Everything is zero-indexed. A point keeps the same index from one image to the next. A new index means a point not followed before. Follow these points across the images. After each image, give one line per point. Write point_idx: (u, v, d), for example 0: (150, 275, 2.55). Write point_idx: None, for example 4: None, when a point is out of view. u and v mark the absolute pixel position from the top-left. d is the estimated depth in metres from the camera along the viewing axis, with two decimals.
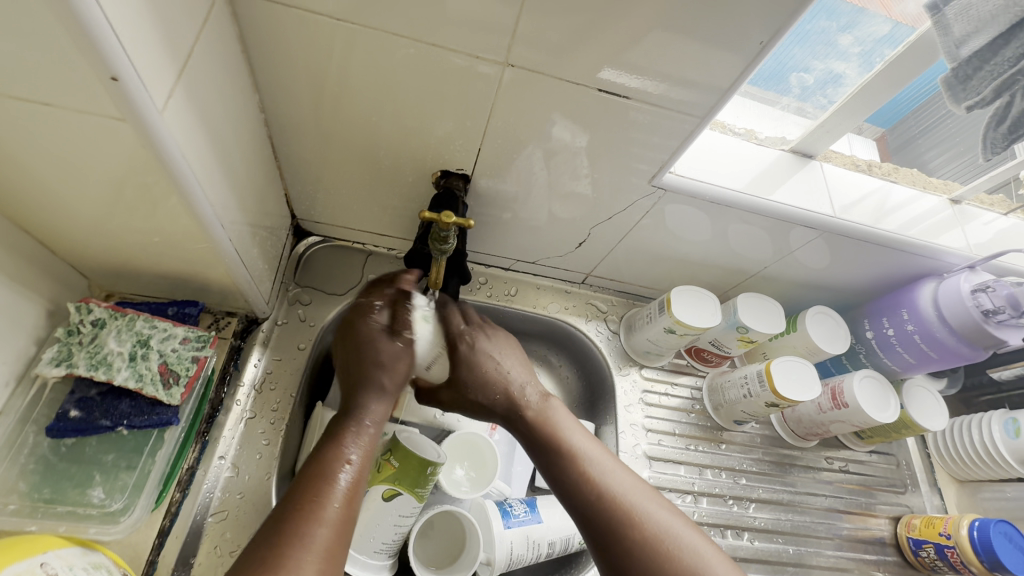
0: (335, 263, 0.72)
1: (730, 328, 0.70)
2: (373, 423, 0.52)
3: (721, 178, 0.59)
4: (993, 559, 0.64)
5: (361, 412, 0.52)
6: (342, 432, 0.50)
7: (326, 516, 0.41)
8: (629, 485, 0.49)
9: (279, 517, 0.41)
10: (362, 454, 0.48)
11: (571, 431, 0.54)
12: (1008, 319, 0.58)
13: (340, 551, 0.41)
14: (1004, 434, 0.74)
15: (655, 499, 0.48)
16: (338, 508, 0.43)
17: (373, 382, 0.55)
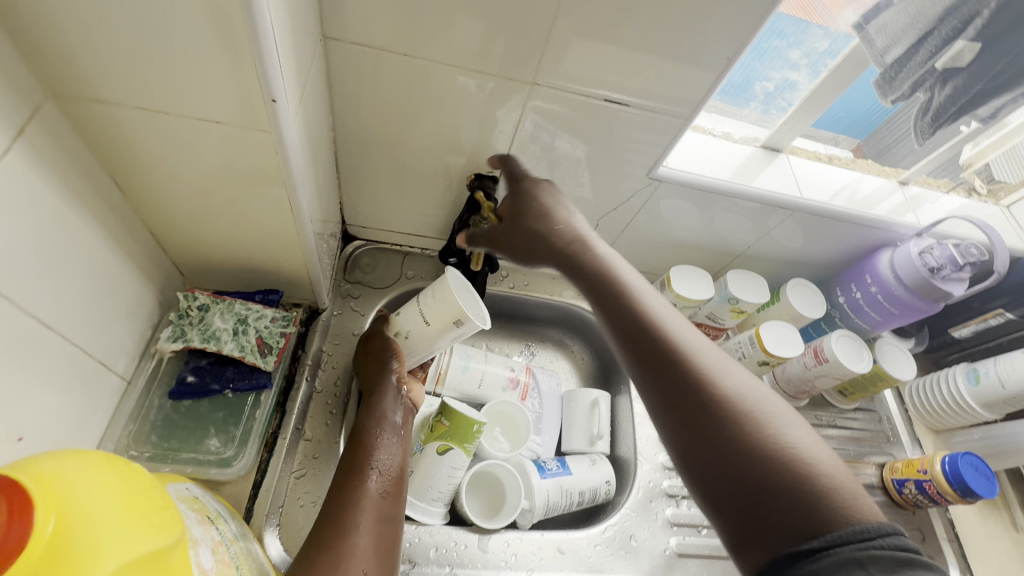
0: (377, 262, 0.83)
1: (723, 301, 0.81)
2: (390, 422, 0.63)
3: (705, 169, 0.71)
4: (963, 486, 0.73)
5: (377, 415, 0.63)
6: (366, 435, 0.61)
7: (364, 502, 0.54)
8: (708, 356, 0.47)
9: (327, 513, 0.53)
10: (386, 449, 0.60)
11: (646, 293, 0.54)
12: (949, 273, 0.69)
13: (384, 526, 0.54)
14: (967, 383, 0.85)
15: (737, 371, 0.46)
16: (377, 495, 0.56)
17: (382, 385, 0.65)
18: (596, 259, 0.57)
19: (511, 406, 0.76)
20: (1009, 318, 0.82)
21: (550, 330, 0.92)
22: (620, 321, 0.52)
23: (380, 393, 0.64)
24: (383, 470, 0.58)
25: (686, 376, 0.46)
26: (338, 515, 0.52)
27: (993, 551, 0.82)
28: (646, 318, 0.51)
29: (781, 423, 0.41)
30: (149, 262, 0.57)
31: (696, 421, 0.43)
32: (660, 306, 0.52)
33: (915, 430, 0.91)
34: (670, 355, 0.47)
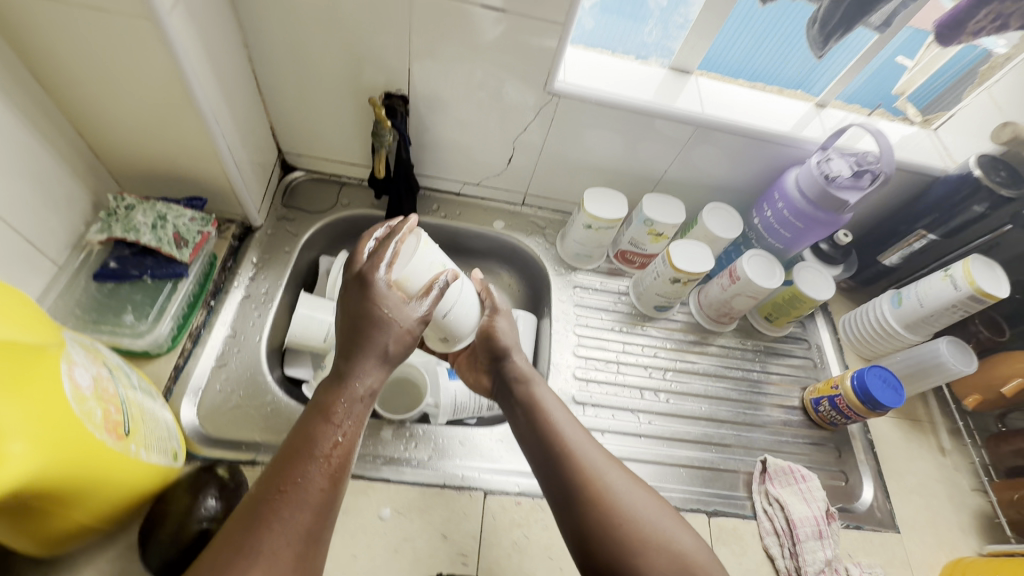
0: (316, 190, 0.89)
1: (640, 224, 0.84)
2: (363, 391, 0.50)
3: (605, 86, 0.75)
4: (869, 398, 0.74)
5: (350, 386, 0.49)
6: (328, 403, 0.48)
7: (308, 500, 0.44)
8: (595, 446, 0.57)
9: (258, 500, 0.43)
10: (352, 432, 0.48)
11: (543, 391, 0.63)
12: (844, 181, 0.70)
13: (320, 532, 0.44)
14: (891, 306, 0.85)
15: (615, 462, 0.57)
16: (321, 491, 0.44)
17: (368, 356, 0.50)
18: (514, 367, 0.66)
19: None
20: (931, 240, 0.82)
21: (489, 261, 0.98)
22: (529, 414, 0.62)
23: (364, 352, 0.50)
24: (342, 458, 0.47)
25: (581, 470, 0.55)
26: (269, 511, 0.42)
27: (912, 471, 0.82)
28: (544, 411, 0.61)
29: (642, 504, 0.53)
30: (84, 168, 0.65)
31: (587, 509, 0.53)
32: (555, 401, 0.62)
33: (846, 358, 0.92)
34: (569, 452, 0.56)
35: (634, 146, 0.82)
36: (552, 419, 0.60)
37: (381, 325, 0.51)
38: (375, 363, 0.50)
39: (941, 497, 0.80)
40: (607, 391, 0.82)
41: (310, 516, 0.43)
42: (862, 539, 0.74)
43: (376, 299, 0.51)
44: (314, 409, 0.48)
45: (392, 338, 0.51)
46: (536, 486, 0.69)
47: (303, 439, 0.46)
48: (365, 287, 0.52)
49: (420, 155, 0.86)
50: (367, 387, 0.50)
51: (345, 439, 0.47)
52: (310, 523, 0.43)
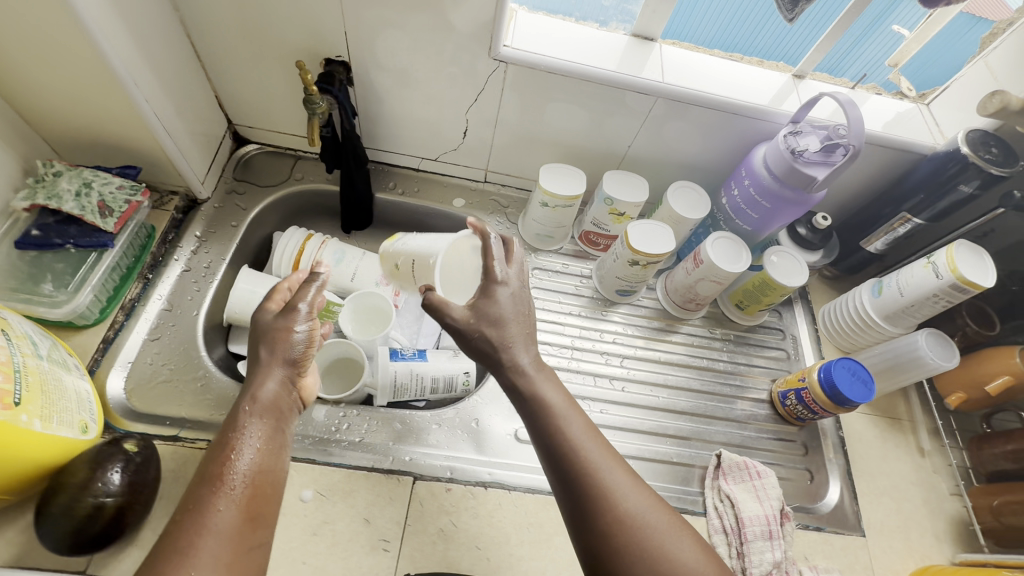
0: (270, 164, 0.87)
1: (600, 203, 0.80)
2: (260, 410, 0.51)
3: (556, 52, 0.70)
4: (833, 391, 0.70)
5: (248, 404, 0.50)
6: (224, 432, 0.48)
7: (217, 519, 0.42)
8: (613, 465, 0.50)
9: (163, 535, 0.41)
10: (252, 446, 0.47)
11: (553, 397, 0.54)
12: (811, 156, 0.65)
13: (241, 555, 0.41)
14: (871, 295, 0.79)
15: (636, 481, 0.50)
16: (226, 509, 0.43)
17: (266, 370, 0.54)
18: (519, 369, 0.55)
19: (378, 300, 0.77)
20: (916, 224, 0.75)
21: None
22: (535, 425, 0.53)
23: (256, 373, 0.53)
24: (247, 474, 0.46)
25: (597, 497, 0.48)
26: (168, 543, 0.40)
27: (885, 471, 0.77)
28: (553, 422, 0.52)
29: (666, 534, 0.47)
30: (14, 135, 0.63)
31: (606, 541, 0.46)
32: (566, 408, 0.53)
33: (823, 350, 0.86)
34: (584, 474, 0.49)
35: (594, 119, 0.77)
36: (564, 434, 0.51)
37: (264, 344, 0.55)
38: (271, 377, 0.53)
39: (915, 500, 0.75)
40: (560, 377, 0.78)
41: (219, 539, 0.41)
42: (822, 542, 0.69)
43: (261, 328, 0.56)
44: (215, 438, 0.48)
45: (286, 345, 0.55)
46: (470, 473, 0.66)
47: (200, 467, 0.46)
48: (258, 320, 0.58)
49: (373, 129, 0.83)
50: (262, 399, 0.51)
51: (247, 455, 0.47)
52: (223, 547, 0.41)
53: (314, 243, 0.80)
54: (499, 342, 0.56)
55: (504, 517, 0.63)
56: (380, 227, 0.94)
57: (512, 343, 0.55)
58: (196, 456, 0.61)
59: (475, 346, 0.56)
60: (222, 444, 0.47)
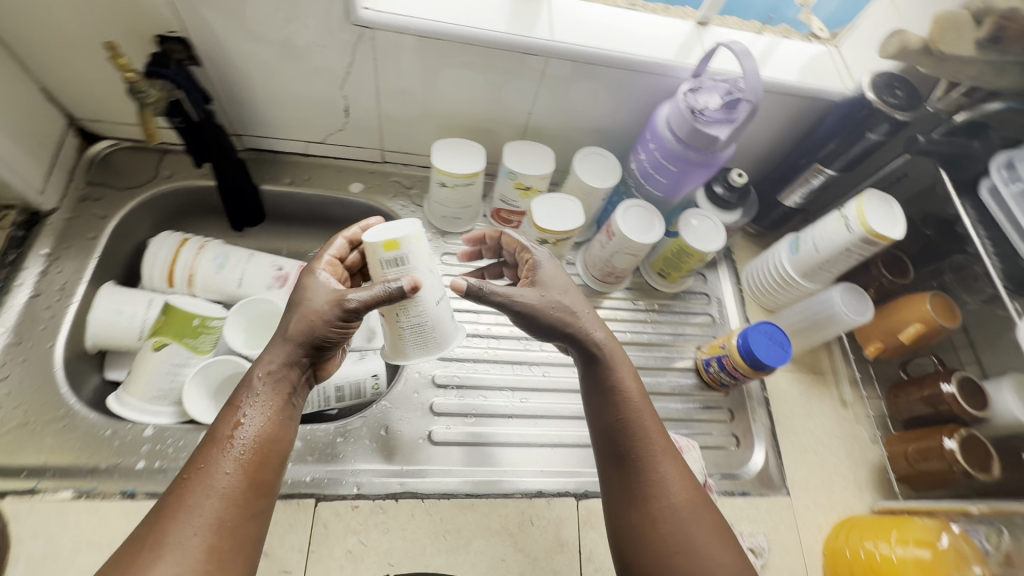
0: (130, 162, 0.76)
1: (504, 178, 0.73)
2: (271, 375, 0.48)
3: (428, 13, 0.62)
4: (752, 358, 0.68)
5: (259, 369, 0.48)
6: (238, 388, 0.48)
7: (219, 488, 0.43)
8: (668, 461, 0.51)
9: (172, 487, 0.43)
10: (259, 413, 0.46)
11: (623, 377, 0.54)
12: (713, 115, 0.60)
13: (240, 522, 0.43)
14: (789, 253, 0.77)
15: (688, 478, 0.51)
16: (230, 476, 0.43)
17: (282, 333, 0.50)
18: (593, 341, 0.54)
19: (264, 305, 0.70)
20: (829, 176, 0.72)
21: (357, 229, 0.87)
22: (599, 398, 0.54)
23: (276, 335, 0.50)
24: (252, 441, 0.45)
25: (646, 481, 0.50)
26: (177, 498, 0.42)
27: (809, 427, 0.77)
28: (619, 402, 0.53)
29: (702, 534, 0.48)
30: None
31: (644, 525, 0.48)
32: (638, 397, 0.53)
33: (747, 310, 0.85)
34: (638, 459, 0.51)
35: (489, 87, 0.70)
36: (630, 419, 0.52)
37: (297, 308, 0.50)
38: (286, 345, 0.49)
39: (837, 452, 0.76)
40: (477, 367, 0.73)
41: (218, 503, 0.42)
42: (748, 506, 0.69)
43: (307, 304, 0.50)
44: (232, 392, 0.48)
45: (311, 320, 0.49)
46: (381, 485, 0.62)
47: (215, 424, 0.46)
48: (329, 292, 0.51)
49: (241, 113, 0.73)
50: (275, 367, 0.48)
51: (254, 423, 0.46)
52: (223, 510, 0.42)
53: (189, 249, 0.72)
54: (575, 311, 0.55)
55: (418, 528, 0.60)
56: (274, 221, 0.85)
57: (583, 315, 0.55)
58: (58, 507, 0.55)
59: (552, 321, 0.54)
60: (234, 402, 0.47)
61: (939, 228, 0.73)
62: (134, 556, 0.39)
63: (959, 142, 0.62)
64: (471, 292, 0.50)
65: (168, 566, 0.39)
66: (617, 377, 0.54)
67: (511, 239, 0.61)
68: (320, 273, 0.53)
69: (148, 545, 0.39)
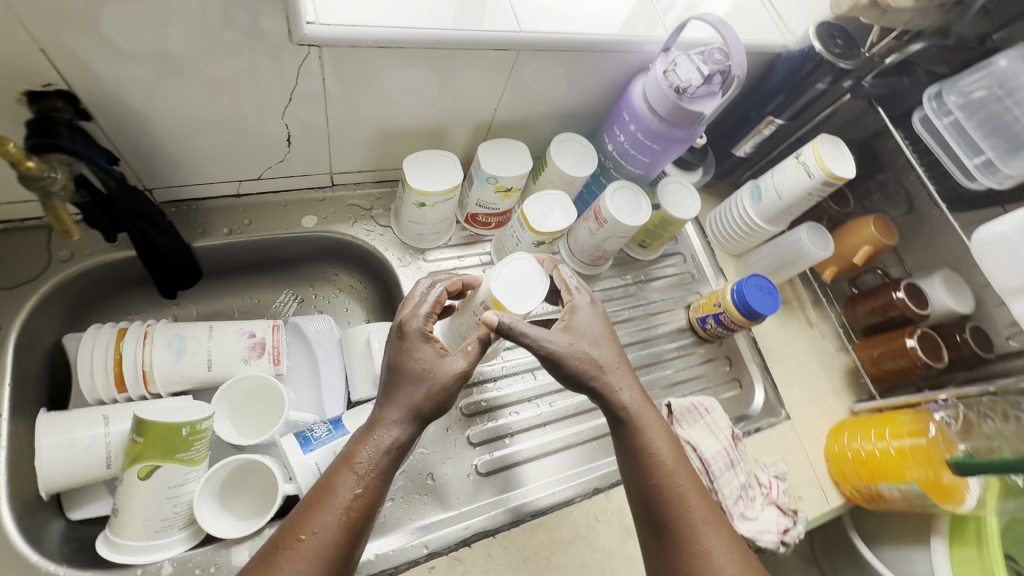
0: (9, 249, 0.59)
1: (483, 183, 0.68)
2: (386, 441, 0.48)
3: (379, 17, 0.53)
4: (748, 310, 0.73)
5: (373, 433, 0.49)
6: (352, 447, 0.48)
7: (314, 556, 0.43)
8: (713, 532, 0.49)
9: (274, 541, 0.44)
10: (364, 481, 0.47)
11: (655, 438, 0.52)
12: (696, 90, 0.59)
13: None
14: (752, 202, 0.82)
15: (737, 550, 0.49)
16: (326, 552, 0.43)
17: (398, 393, 0.50)
18: (621, 403, 0.53)
19: (235, 389, 0.61)
20: (779, 124, 0.77)
21: (316, 265, 0.77)
22: (632, 461, 0.52)
23: (394, 393, 0.50)
24: (353, 509, 0.45)
25: (687, 553, 0.48)
26: (277, 557, 0.43)
27: (791, 354, 0.86)
28: (653, 464, 0.51)
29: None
30: None
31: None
32: (674, 462, 0.52)
33: (718, 260, 0.90)
34: (677, 527, 0.49)
35: (452, 89, 0.63)
36: (669, 487, 0.50)
37: (422, 378, 0.50)
38: (400, 416, 0.49)
39: (816, 368, 0.86)
40: (500, 385, 0.70)
41: (310, 572, 0.42)
42: (763, 440, 0.77)
43: (421, 366, 0.50)
44: (345, 448, 0.49)
45: (426, 390, 0.50)
46: (446, 536, 0.59)
47: (323, 482, 0.47)
48: (430, 348, 0.51)
49: (155, 163, 0.59)
50: (387, 433, 0.48)
51: (357, 492, 0.46)
52: None
53: (133, 341, 0.59)
54: (603, 365, 0.53)
55: (499, 565, 0.58)
56: (217, 277, 0.72)
57: (612, 372, 0.53)
58: None
59: (576, 371, 0.52)
60: (347, 464, 0.47)
61: (867, 156, 0.82)
62: None
63: (891, 82, 0.69)
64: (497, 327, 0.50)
65: None
66: (650, 442, 0.52)
67: (561, 277, 0.59)
68: (413, 322, 0.52)
69: None
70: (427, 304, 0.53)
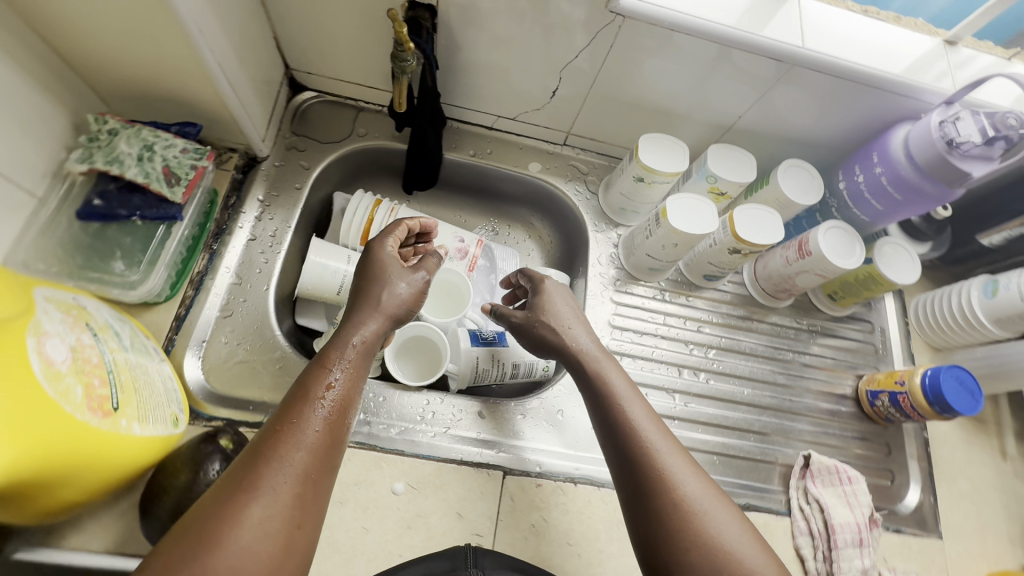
0: (328, 114, 0.77)
1: (700, 179, 0.71)
2: (365, 339, 0.51)
3: (685, 6, 0.59)
4: (941, 402, 0.66)
5: (348, 330, 0.51)
6: (325, 352, 0.49)
7: (305, 439, 0.42)
8: (674, 454, 0.48)
9: (258, 438, 0.42)
10: (346, 376, 0.47)
11: (613, 377, 0.55)
12: (972, 149, 0.56)
13: (307, 487, 0.41)
14: (981, 295, 0.74)
15: (696, 471, 0.48)
16: (318, 440, 0.43)
17: (366, 311, 0.53)
18: (577, 348, 0.58)
19: (452, 276, 0.73)
20: None
21: (520, 206, 0.87)
22: (595, 402, 0.54)
23: (361, 302, 0.54)
24: (336, 400, 0.45)
25: (651, 476, 0.47)
26: (267, 447, 0.41)
27: (966, 475, 0.75)
28: (613, 402, 0.53)
29: (722, 523, 0.44)
30: (61, 87, 0.54)
31: (662, 521, 0.45)
32: (626, 388, 0.54)
33: (911, 345, 0.82)
34: (641, 455, 0.48)
35: (709, 89, 0.68)
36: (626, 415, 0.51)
37: (383, 286, 0.55)
38: (377, 314, 0.53)
39: (993, 503, 0.74)
40: (644, 365, 0.74)
41: (302, 452, 0.41)
42: (900, 543, 0.68)
43: (380, 261, 0.58)
44: (320, 352, 0.50)
45: (396, 299, 0.55)
46: (559, 468, 0.64)
47: (301, 382, 0.46)
48: (382, 258, 0.58)
49: (451, 82, 0.73)
50: (365, 336, 0.51)
51: (341, 385, 0.46)
52: (300, 463, 0.41)
53: (383, 210, 0.74)
54: (563, 325, 0.61)
55: (595, 515, 0.61)
56: (445, 189, 0.86)
57: (571, 328, 0.60)
58: None
59: (541, 338, 0.61)
60: (321, 364, 0.48)
61: None
62: (227, 496, 0.38)
63: None
64: (496, 311, 0.65)
65: (258, 511, 0.38)
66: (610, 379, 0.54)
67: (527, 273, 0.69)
68: (391, 238, 0.61)
69: (243, 486, 0.38)
70: (398, 234, 0.62)
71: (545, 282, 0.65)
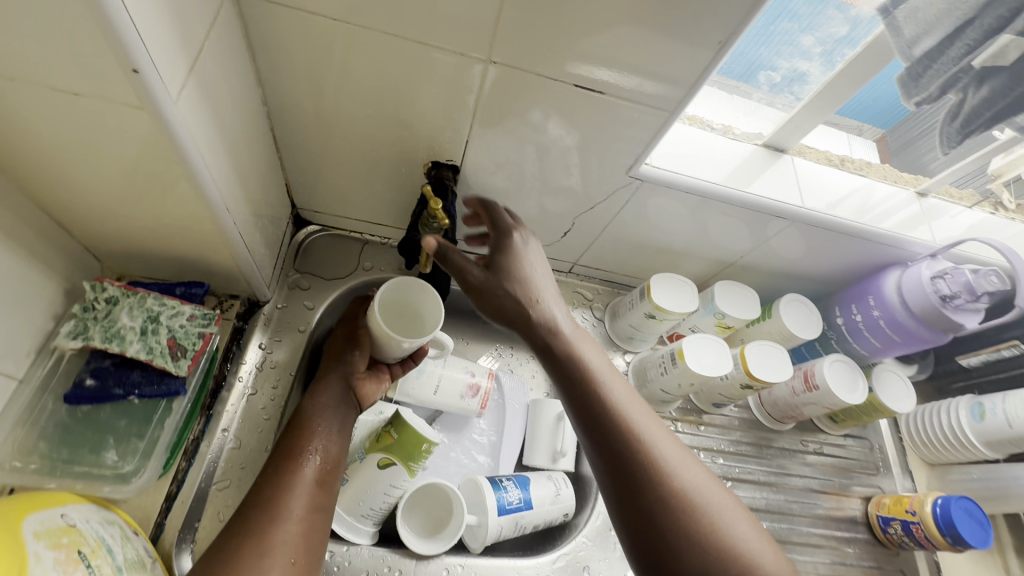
0: (333, 250, 0.76)
1: (707, 315, 0.73)
2: (326, 406, 0.59)
3: (693, 168, 0.64)
4: (953, 533, 0.67)
5: (316, 399, 0.59)
6: (301, 424, 0.57)
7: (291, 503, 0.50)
8: (664, 443, 0.47)
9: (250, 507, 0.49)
10: (323, 440, 0.56)
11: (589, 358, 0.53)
12: (963, 303, 0.62)
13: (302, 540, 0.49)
14: (970, 418, 0.77)
15: (689, 458, 0.47)
16: (303, 499, 0.51)
17: (330, 381, 0.61)
18: (545, 319, 0.55)
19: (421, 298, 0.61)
20: None
21: None
22: (569, 385, 0.51)
23: (325, 374, 0.62)
24: (316, 464, 0.54)
25: (641, 465, 0.45)
26: (260, 515, 0.48)
27: None
28: (590, 383, 0.50)
29: (721, 514, 0.44)
30: (57, 255, 0.51)
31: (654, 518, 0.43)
32: (604, 369, 0.52)
33: (909, 461, 0.85)
34: (626, 443, 0.46)
35: (713, 233, 0.72)
36: (607, 400, 0.49)
37: (341, 359, 0.62)
38: (338, 382, 0.61)
39: None
40: None
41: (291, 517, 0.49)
42: None
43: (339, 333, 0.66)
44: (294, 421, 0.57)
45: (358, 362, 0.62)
46: None
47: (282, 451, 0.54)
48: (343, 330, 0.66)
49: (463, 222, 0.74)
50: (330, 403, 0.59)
51: (320, 447, 0.55)
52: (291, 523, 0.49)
53: None
54: (535, 291, 0.56)
55: None
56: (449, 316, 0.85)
57: (542, 298, 0.56)
58: None
59: (504, 305, 0.56)
60: (300, 435, 0.55)
61: None
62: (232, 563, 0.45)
63: None
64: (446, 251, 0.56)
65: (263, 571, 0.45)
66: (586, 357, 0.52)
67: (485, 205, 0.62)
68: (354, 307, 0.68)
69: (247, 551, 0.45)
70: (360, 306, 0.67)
71: (513, 236, 0.58)
